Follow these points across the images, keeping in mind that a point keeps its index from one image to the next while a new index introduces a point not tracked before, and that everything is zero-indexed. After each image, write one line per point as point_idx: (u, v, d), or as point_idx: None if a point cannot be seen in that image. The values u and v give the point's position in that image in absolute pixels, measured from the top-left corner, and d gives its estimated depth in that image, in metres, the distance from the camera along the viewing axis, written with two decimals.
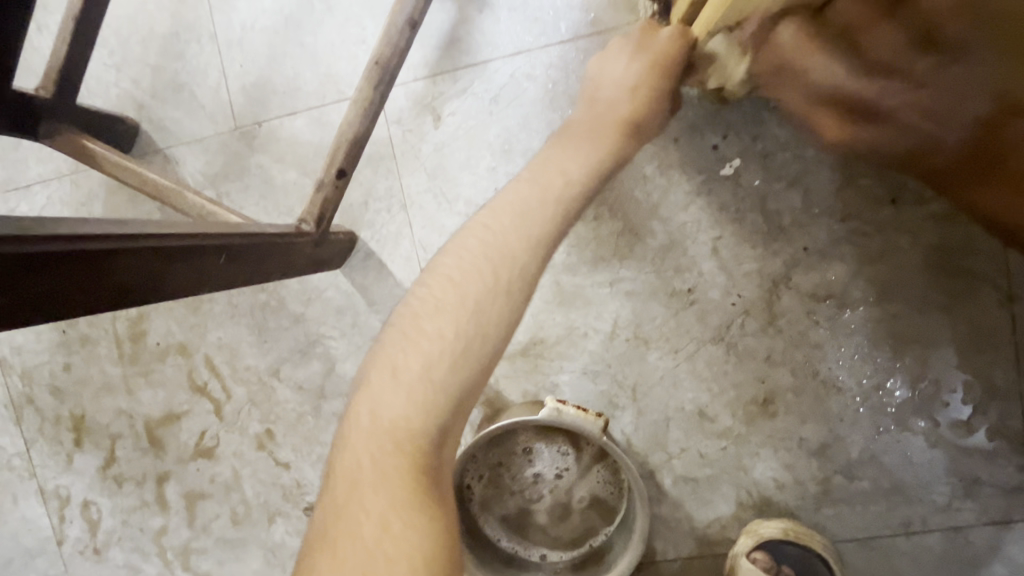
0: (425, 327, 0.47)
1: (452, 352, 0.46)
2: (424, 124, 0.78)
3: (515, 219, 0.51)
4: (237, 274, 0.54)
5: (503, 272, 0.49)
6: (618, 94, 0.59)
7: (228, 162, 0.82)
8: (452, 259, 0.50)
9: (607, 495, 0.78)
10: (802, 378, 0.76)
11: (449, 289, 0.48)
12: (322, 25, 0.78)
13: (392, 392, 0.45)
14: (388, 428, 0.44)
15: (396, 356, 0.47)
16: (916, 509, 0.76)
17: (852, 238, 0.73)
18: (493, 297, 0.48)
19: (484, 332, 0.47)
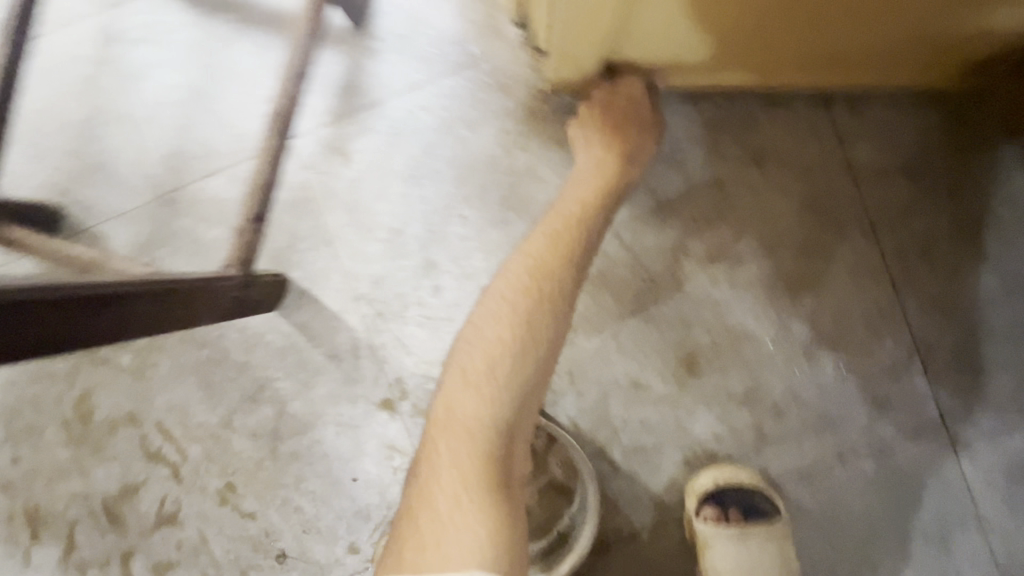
0: (486, 333, 0.53)
1: (513, 354, 0.52)
2: (334, 164, 0.84)
3: (547, 244, 0.60)
4: (153, 322, 0.57)
5: (545, 285, 0.57)
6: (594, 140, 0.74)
7: (157, 230, 0.86)
8: (503, 281, 0.57)
9: (559, 489, 0.81)
10: (717, 335, 0.83)
11: (505, 302, 0.55)
12: (228, 90, 0.85)
13: (462, 391, 0.51)
14: (461, 422, 0.50)
15: (463, 360, 0.53)
16: (843, 435, 0.82)
17: (730, 204, 0.82)
18: (541, 306, 0.55)
19: (537, 334, 0.54)
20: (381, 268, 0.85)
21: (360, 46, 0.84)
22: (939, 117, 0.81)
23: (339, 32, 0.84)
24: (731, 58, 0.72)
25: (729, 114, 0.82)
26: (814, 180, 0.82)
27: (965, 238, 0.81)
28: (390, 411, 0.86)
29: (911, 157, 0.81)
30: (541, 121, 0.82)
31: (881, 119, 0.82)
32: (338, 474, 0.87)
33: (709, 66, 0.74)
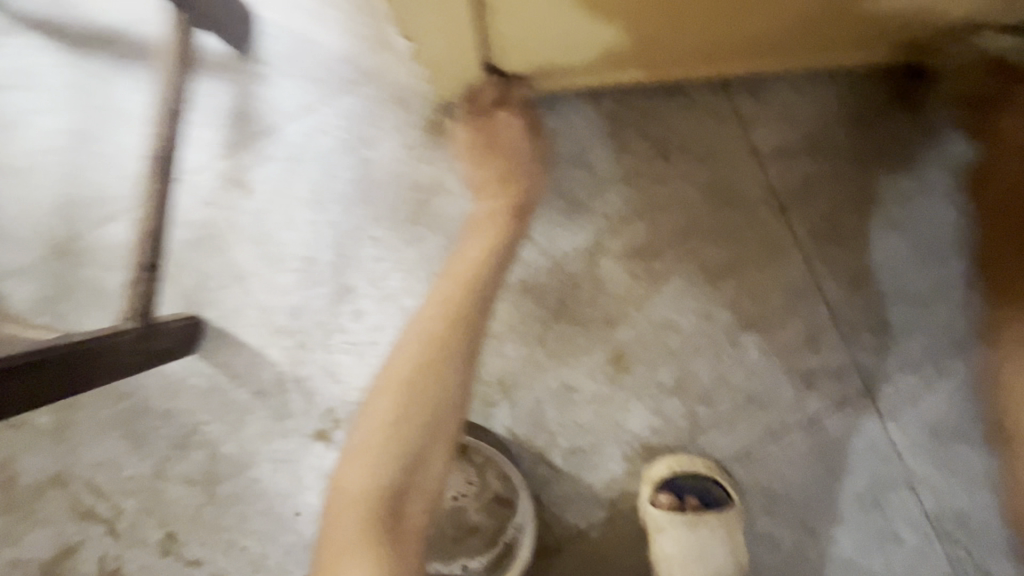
0: (372, 408, 0.59)
1: (393, 422, 0.57)
2: (236, 197, 0.82)
3: (437, 310, 0.63)
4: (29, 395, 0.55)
5: (433, 351, 0.60)
6: (485, 195, 0.73)
7: (58, 283, 0.82)
8: (395, 354, 0.61)
9: (503, 506, 0.81)
10: (641, 329, 0.83)
11: (393, 373, 0.60)
12: (114, 130, 0.81)
13: (349, 466, 0.56)
14: (347, 493, 0.55)
15: (352, 441, 0.58)
16: (773, 413, 0.84)
17: (642, 198, 0.82)
18: (425, 371, 0.59)
19: (423, 401, 0.58)
20: (297, 298, 0.83)
21: (247, 73, 0.81)
22: (831, 93, 0.82)
23: (223, 60, 0.81)
24: (625, 55, 0.70)
25: (630, 108, 0.82)
26: (720, 165, 0.82)
27: (868, 207, 0.82)
28: (325, 441, 0.84)
29: (810, 133, 0.82)
30: (442, 132, 0.80)
31: (777, 100, 0.82)
32: (280, 510, 0.85)
33: (604, 63, 0.72)
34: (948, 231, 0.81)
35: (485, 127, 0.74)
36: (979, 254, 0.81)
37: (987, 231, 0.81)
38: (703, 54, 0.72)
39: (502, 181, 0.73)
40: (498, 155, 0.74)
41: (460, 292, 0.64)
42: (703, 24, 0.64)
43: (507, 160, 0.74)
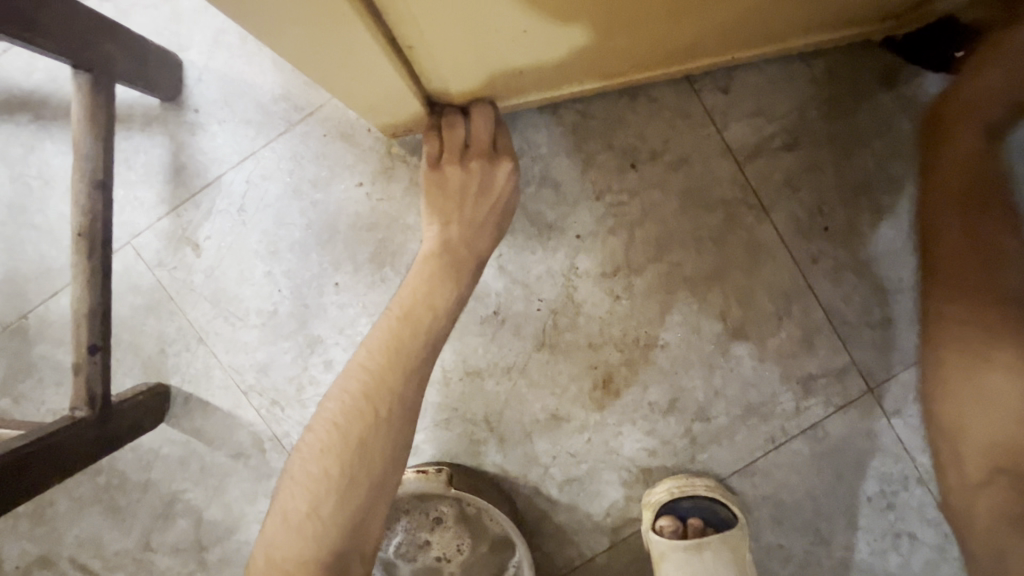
0: (312, 469, 0.57)
1: (338, 487, 0.56)
2: (185, 256, 0.77)
3: (385, 358, 0.61)
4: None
5: (382, 406, 0.59)
6: (443, 226, 0.68)
7: (11, 365, 0.78)
8: (336, 402, 0.60)
9: (492, 568, 0.80)
10: (627, 350, 0.79)
11: (333, 433, 0.58)
12: (47, 199, 0.76)
13: (285, 536, 0.55)
14: (280, 564, 0.54)
15: (287, 503, 0.56)
16: (774, 422, 0.80)
17: (614, 213, 0.77)
18: (375, 429, 0.58)
19: (368, 461, 0.57)
20: (262, 354, 0.78)
21: (180, 122, 0.75)
22: (809, 79, 0.75)
23: (152, 112, 0.75)
24: (584, 64, 0.63)
25: (590, 118, 0.76)
26: (693, 169, 0.76)
27: (856, 199, 0.76)
28: None
29: (789, 124, 0.76)
30: (393, 166, 0.75)
31: (750, 93, 0.76)
32: None
33: (563, 74, 0.65)
34: None
35: (475, 168, 0.69)
36: None
37: None
38: (673, 49, 0.64)
39: (467, 224, 0.68)
40: (478, 198, 0.69)
41: (403, 341, 0.61)
42: (662, 25, 0.57)
43: (487, 207, 0.69)
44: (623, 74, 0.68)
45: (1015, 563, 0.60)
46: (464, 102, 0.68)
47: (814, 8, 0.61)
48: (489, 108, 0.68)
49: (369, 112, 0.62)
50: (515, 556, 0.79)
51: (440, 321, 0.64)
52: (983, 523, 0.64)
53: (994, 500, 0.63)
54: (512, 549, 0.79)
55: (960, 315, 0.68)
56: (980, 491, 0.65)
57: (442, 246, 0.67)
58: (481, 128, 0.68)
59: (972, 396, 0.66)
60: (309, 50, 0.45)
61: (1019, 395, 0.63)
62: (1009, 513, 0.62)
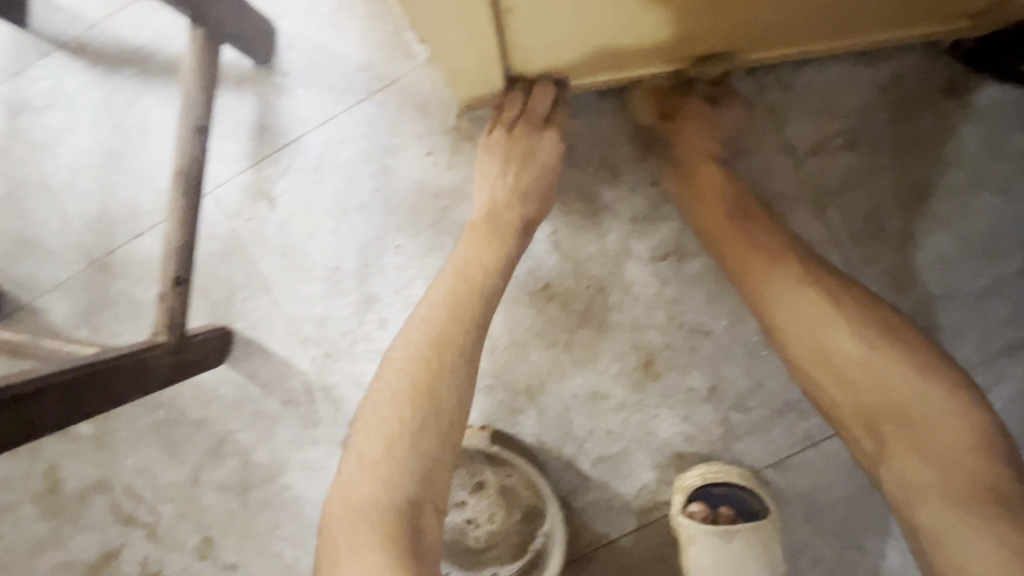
0: (385, 413, 0.59)
1: (411, 434, 0.57)
2: (261, 209, 0.82)
3: (446, 312, 0.64)
4: (25, 426, 0.54)
5: (447, 356, 0.61)
6: (492, 193, 0.72)
7: (93, 297, 0.84)
8: (402, 353, 0.62)
9: (518, 540, 0.82)
10: (670, 334, 0.81)
11: (403, 378, 0.60)
12: (142, 146, 0.83)
13: (360, 477, 0.56)
14: (358, 504, 0.55)
15: (363, 446, 0.58)
16: (812, 420, 0.80)
17: (668, 200, 0.79)
18: (440, 376, 0.60)
19: (437, 407, 0.59)
20: (322, 308, 0.83)
21: (268, 85, 0.81)
22: (873, 82, 0.77)
23: (245, 73, 0.81)
24: (666, 41, 0.65)
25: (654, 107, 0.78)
26: (750, 163, 0.78)
27: (913, 204, 0.77)
28: None
29: (849, 126, 0.77)
30: (461, 139, 0.79)
31: (813, 92, 0.77)
32: (311, 516, 0.87)
33: (637, 57, 0.69)
34: (1000, 227, 0.76)
35: (521, 137, 0.73)
36: None
37: None
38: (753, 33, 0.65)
39: (518, 187, 0.72)
40: (524, 164, 0.73)
41: (461, 296, 0.65)
42: (738, 16, 0.61)
43: (532, 174, 0.72)
44: (701, 55, 0.70)
45: (963, 537, 0.55)
46: (539, 79, 0.71)
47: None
48: (551, 90, 0.71)
49: (454, 77, 0.66)
50: (544, 526, 0.80)
51: (494, 278, 0.67)
52: (921, 496, 0.59)
53: (921, 472, 0.59)
54: (541, 523, 0.81)
55: (791, 286, 0.67)
56: (899, 465, 0.60)
57: (500, 212, 0.71)
58: (541, 101, 0.71)
59: (838, 375, 0.64)
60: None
61: (867, 356, 0.62)
62: (943, 482, 0.58)
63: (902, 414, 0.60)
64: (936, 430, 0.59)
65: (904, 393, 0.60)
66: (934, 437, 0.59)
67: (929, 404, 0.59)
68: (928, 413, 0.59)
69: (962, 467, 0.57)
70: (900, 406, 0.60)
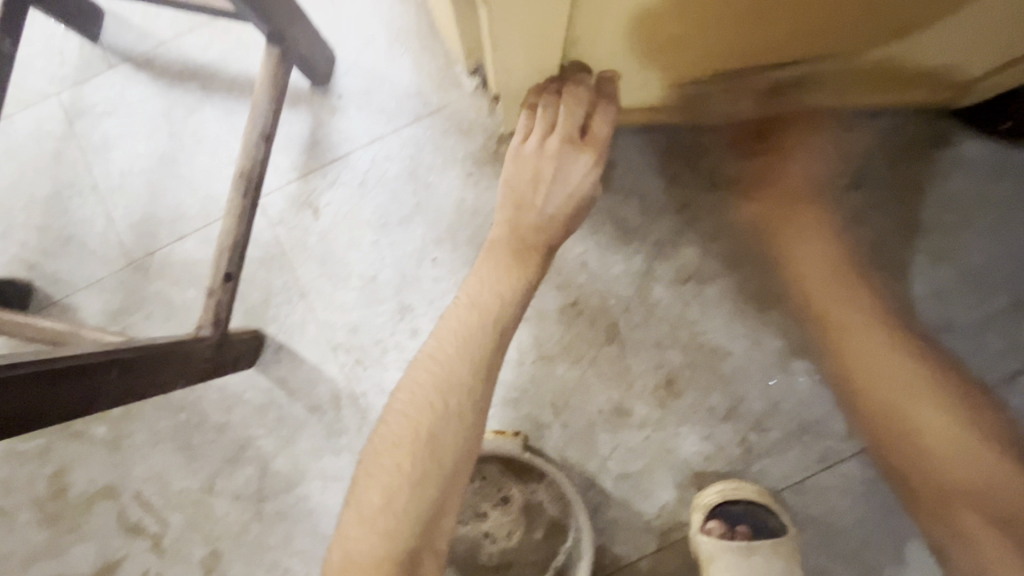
0: (384, 462, 0.52)
1: (410, 484, 0.51)
2: (305, 218, 0.86)
3: (456, 346, 0.55)
4: (85, 399, 0.52)
5: (453, 398, 0.53)
6: (515, 212, 0.64)
7: (128, 296, 0.85)
8: (406, 392, 0.54)
9: (536, 557, 0.81)
10: (692, 353, 0.84)
11: (405, 423, 0.53)
12: (194, 155, 0.87)
13: (357, 532, 0.50)
14: (352, 563, 0.49)
15: (360, 497, 0.51)
16: (827, 442, 0.83)
17: (690, 227, 0.85)
18: (445, 422, 0.52)
19: (438, 455, 0.52)
20: (356, 316, 0.85)
21: (323, 105, 0.87)
22: (872, 133, 0.85)
23: (302, 93, 0.87)
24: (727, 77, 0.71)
25: (681, 144, 0.86)
26: None
27: (913, 241, 0.84)
28: None
29: (853, 169, 0.85)
30: (500, 163, 0.85)
31: None
32: (326, 529, 0.85)
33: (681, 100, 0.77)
34: (993, 265, 0.83)
35: (552, 151, 0.64)
36: None
37: None
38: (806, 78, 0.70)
39: (543, 214, 0.63)
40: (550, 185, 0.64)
41: (472, 329, 0.56)
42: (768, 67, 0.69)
43: (562, 197, 0.64)
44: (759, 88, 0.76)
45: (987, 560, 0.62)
46: None
47: (946, 43, 0.65)
48: (585, 103, 0.64)
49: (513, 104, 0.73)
50: (567, 544, 0.80)
51: (507, 310, 0.58)
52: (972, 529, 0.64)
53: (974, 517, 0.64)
54: (564, 541, 0.80)
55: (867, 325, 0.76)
56: (962, 499, 0.66)
57: (524, 238, 0.63)
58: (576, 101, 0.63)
59: (901, 388, 0.72)
60: (513, 19, 0.51)
61: (906, 381, 0.72)
62: (998, 519, 0.63)
63: (933, 457, 0.68)
64: (961, 467, 0.67)
65: (941, 437, 0.69)
66: (955, 470, 0.67)
67: (964, 441, 0.68)
68: (948, 452, 0.68)
69: (999, 506, 0.64)
70: (926, 445, 0.69)
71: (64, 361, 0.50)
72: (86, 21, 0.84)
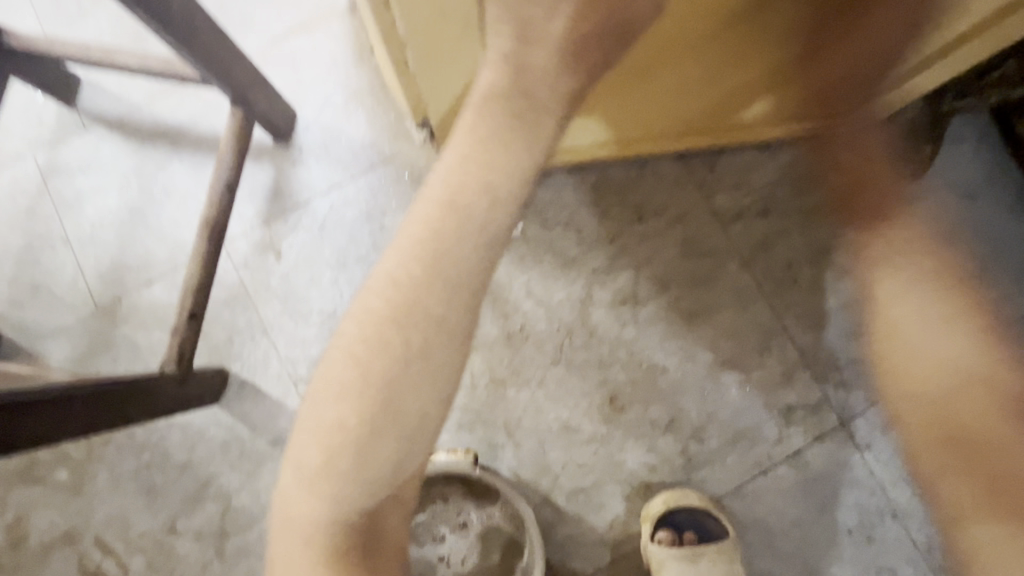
0: (327, 413, 0.40)
1: (357, 443, 0.39)
2: (267, 261, 0.92)
3: (423, 266, 0.39)
4: (49, 428, 0.56)
5: (417, 334, 0.39)
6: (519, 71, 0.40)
7: (95, 341, 0.89)
8: (355, 322, 0.40)
9: None
10: (632, 371, 0.91)
11: (350, 365, 0.40)
12: (163, 206, 0.93)
13: (297, 494, 0.41)
14: (297, 523, 0.41)
15: (301, 453, 0.41)
16: (760, 448, 0.90)
17: (623, 255, 0.94)
18: (403, 366, 0.39)
19: (398, 408, 0.39)
20: (317, 350, 0.90)
21: (285, 158, 0.95)
22: (776, 167, 0.97)
23: (265, 147, 0.95)
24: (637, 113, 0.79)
25: (611, 182, 0.96)
26: (688, 226, 0.95)
27: (822, 260, 0.94)
28: None
29: (763, 199, 0.96)
30: None
31: (732, 172, 0.97)
32: None
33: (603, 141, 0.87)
34: None
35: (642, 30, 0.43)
36: None
37: None
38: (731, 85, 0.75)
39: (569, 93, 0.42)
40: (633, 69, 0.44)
41: (448, 238, 0.39)
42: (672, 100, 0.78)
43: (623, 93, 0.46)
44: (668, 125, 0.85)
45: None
46: None
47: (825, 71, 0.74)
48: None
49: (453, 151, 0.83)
50: (522, 561, 0.83)
51: (502, 212, 0.40)
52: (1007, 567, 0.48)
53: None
54: (519, 558, 0.84)
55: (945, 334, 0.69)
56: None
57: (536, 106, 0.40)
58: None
59: None
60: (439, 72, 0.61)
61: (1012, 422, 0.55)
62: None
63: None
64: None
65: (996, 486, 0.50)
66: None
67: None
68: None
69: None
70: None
71: (36, 392, 0.55)
72: (63, 89, 0.92)
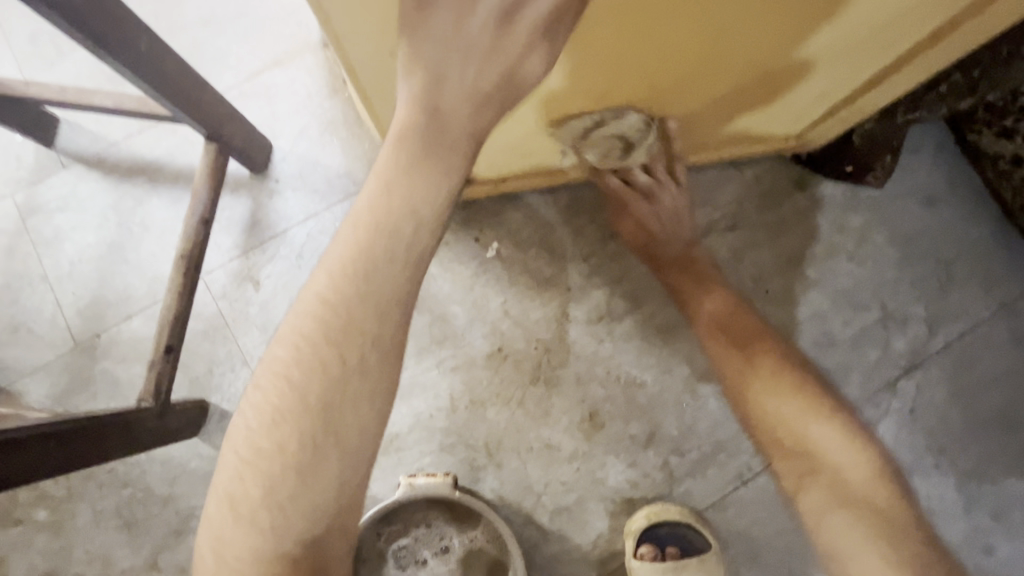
0: (262, 443, 0.41)
1: (297, 468, 0.41)
2: (246, 291, 0.93)
3: (353, 291, 0.41)
4: (30, 468, 0.56)
5: (351, 355, 0.41)
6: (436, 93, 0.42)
7: (75, 377, 0.90)
8: (285, 347, 0.42)
9: None
10: (610, 387, 0.92)
11: (284, 391, 0.41)
12: (142, 241, 0.95)
13: (232, 529, 0.41)
14: (235, 558, 0.42)
15: (232, 486, 0.42)
16: (741, 459, 0.90)
17: (597, 273, 0.96)
18: (337, 388, 0.41)
19: (334, 430, 0.41)
20: None
21: (262, 189, 0.97)
22: (741, 181, 0.99)
23: (241, 179, 0.97)
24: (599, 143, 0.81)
25: (582, 201, 0.97)
26: None
27: (790, 270, 0.97)
28: None
29: (730, 213, 0.98)
30: None
31: (699, 187, 0.99)
32: None
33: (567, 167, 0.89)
34: (858, 287, 0.96)
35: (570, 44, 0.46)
36: (888, 301, 0.96)
37: (889, 282, 0.96)
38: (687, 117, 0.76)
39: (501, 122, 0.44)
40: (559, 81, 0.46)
41: (376, 261, 0.41)
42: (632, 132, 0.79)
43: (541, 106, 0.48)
44: None
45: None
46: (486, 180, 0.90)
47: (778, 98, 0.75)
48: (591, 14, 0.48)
49: None
50: None
51: (426, 236, 0.43)
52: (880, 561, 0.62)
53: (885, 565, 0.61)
54: None
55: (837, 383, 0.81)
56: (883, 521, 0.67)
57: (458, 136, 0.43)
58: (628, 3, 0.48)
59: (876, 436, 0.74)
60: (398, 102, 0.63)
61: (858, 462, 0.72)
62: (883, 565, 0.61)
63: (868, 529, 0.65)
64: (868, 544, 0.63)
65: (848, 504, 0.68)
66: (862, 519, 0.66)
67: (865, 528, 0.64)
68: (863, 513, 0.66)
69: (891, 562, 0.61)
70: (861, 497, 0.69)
71: (19, 430, 0.55)
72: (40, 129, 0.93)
